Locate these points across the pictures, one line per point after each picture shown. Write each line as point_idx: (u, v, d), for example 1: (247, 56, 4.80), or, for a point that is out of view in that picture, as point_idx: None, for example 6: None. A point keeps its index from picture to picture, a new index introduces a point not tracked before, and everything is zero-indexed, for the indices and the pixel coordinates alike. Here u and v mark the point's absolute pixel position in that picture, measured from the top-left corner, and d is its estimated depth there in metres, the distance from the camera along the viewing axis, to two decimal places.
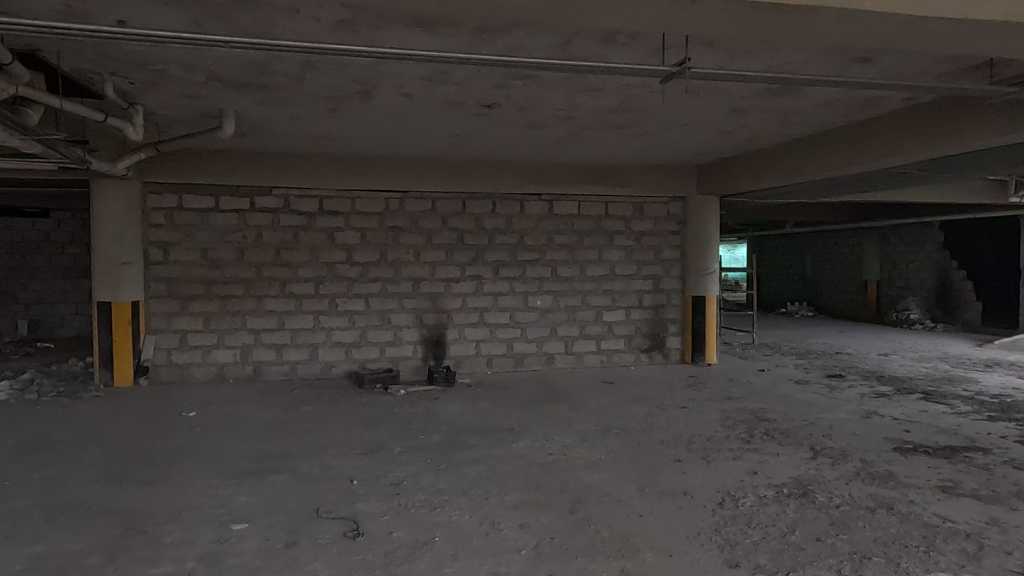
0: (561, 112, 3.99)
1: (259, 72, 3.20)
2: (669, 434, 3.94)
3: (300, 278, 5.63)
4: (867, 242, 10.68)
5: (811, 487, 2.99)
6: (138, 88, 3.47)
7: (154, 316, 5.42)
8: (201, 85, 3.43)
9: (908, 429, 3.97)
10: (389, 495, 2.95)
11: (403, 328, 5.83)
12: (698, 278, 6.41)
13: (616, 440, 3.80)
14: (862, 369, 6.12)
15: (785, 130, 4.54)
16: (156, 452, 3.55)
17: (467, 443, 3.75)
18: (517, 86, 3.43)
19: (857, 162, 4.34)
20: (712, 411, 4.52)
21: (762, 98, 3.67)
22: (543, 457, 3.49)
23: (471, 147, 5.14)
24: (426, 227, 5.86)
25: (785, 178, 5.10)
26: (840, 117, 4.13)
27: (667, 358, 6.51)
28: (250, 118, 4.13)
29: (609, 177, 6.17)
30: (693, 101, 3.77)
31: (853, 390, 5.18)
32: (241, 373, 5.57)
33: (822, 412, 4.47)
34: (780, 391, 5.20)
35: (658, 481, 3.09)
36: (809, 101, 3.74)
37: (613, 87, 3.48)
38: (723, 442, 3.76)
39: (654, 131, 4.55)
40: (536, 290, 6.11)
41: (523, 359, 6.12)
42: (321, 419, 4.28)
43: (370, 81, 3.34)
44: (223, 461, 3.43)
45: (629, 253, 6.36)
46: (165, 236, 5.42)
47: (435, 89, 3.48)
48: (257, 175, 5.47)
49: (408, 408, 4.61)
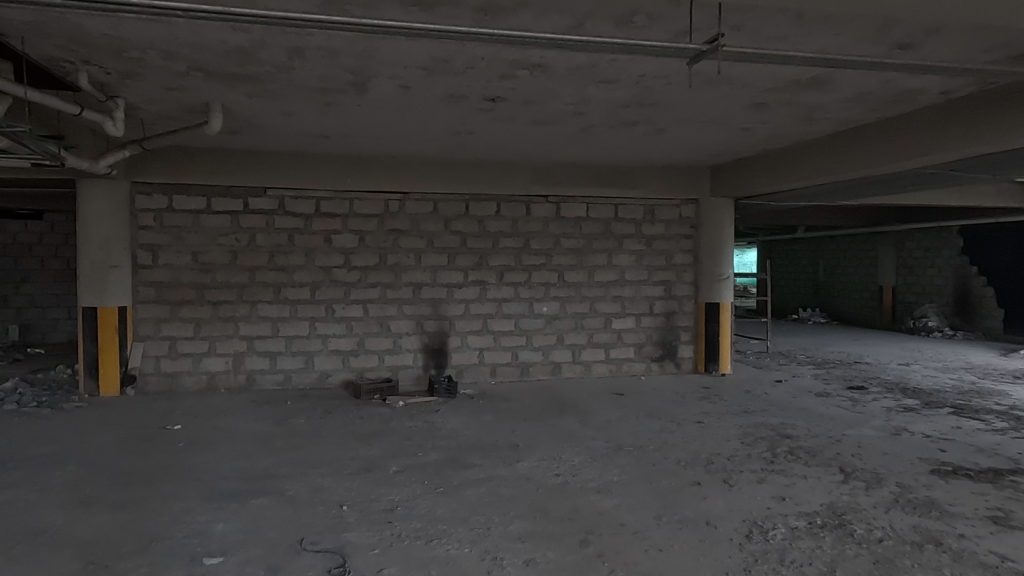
0: (570, 108, 3.73)
1: (243, 61, 2.95)
2: (685, 453, 3.66)
3: (294, 283, 5.38)
4: (882, 247, 10.39)
5: (847, 517, 2.71)
6: (116, 79, 3.23)
7: (142, 323, 5.18)
8: (184, 76, 3.19)
9: (943, 449, 3.68)
10: (381, 523, 2.68)
11: (403, 335, 5.57)
12: (711, 284, 6.14)
13: (629, 460, 3.53)
14: (885, 381, 5.82)
15: (809, 128, 4.27)
16: (133, 471, 3.30)
17: (468, 462, 3.48)
18: (524, 78, 3.18)
19: (886, 162, 4.08)
20: (730, 427, 4.23)
21: (787, 91, 3.41)
22: (551, 479, 3.22)
23: (474, 146, 4.89)
24: (427, 230, 5.61)
25: (807, 178, 4.82)
26: (869, 112, 3.85)
27: (679, 367, 6.23)
28: (239, 113, 3.88)
29: (619, 178, 5.91)
30: (712, 96, 3.52)
31: (878, 404, 4.90)
32: (233, 383, 5.32)
33: (847, 427, 4.19)
34: (800, 404, 4.91)
35: (677, 509, 2.82)
36: (838, 94, 3.47)
37: (628, 80, 3.23)
38: (744, 463, 3.48)
39: (668, 128, 4.30)
40: (542, 296, 5.85)
41: (529, 368, 5.85)
42: (314, 434, 4.03)
43: (366, 71, 3.08)
44: (205, 482, 3.17)
45: (639, 258, 6.09)
46: (154, 238, 5.18)
47: (435, 81, 3.22)
48: (250, 175, 5.23)
49: (407, 421, 4.35)
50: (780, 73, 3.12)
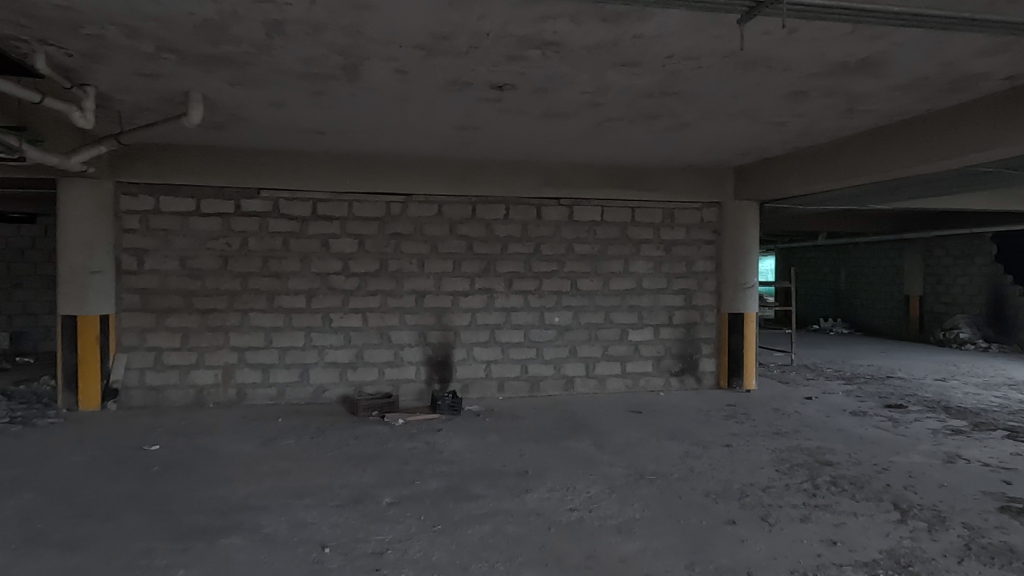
0: (586, 97, 3.36)
1: (216, 38, 2.61)
2: (714, 483, 3.26)
3: (289, 290, 5.03)
4: (909, 254, 9.95)
5: (915, 569, 2.31)
6: (80, 63, 2.90)
7: (126, 333, 4.85)
8: (153, 58, 2.84)
9: (1008, 481, 3.26)
10: (367, 571, 2.31)
11: (405, 346, 5.21)
12: (735, 293, 5.74)
13: (652, 491, 3.15)
14: (924, 398, 5.38)
15: (848, 121, 3.88)
16: (95, 502, 2.94)
17: (471, 493, 3.10)
18: (535, 59, 2.80)
19: (937, 158, 3.68)
20: (762, 451, 3.83)
21: (832, 76, 3.02)
22: (563, 516, 2.83)
23: (481, 143, 4.54)
24: (431, 234, 5.25)
25: (843, 179, 4.43)
26: (921, 102, 3.45)
27: (700, 382, 5.82)
28: (223, 104, 3.54)
29: (637, 180, 5.53)
30: (747, 82, 3.13)
31: (921, 425, 4.46)
32: (222, 397, 4.96)
33: (892, 453, 3.77)
34: (836, 425, 4.48)
35: (711, 555, 2.44)
36: (888, 81, 3.08)
37: (653, 63, 2.85)
38: (783, 496, 3.07)
39: (694, 122, 3.92)
40: (553, 305, 5.47)
41: (539, 383, 5.46)
42: (303, 457, 3.66)
43: (355, 51, 2.72)
44: (173, 516, 2.81)
45: (658, 266, 5.70)
46: (141, 242, 4.85)
47: (435, 63, 2.86)
48: (242, 175, 4.89)
49: (405, 443, 3.97)
50: (827, 54, 2.73)
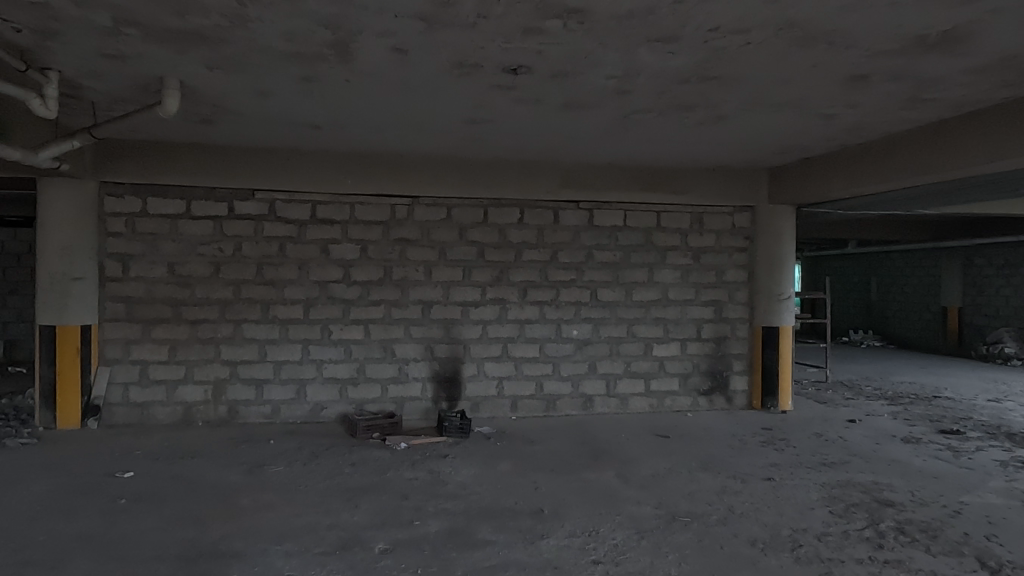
0: (613, 82, 2.94)
1: (181, 7, 2.22)
2: (760, 528, 2.80)
3: (285, 300, 4.64)
4: (947, 263, 9.40)
5: None
6: (33, 40, 2.54)
7: (110, 345, 4.48)
8: (115, 34, 2.47)
9: None
10: None
11: (410, 361, 4.80)
12: (769, 306, 5.27)
13: (688, 536, 2.71)
14: (982, 423, 4.86)
15: (908, 112, 3.42)
16: (43, 545, 2.55)
17: (476, 539, 2.67)
18: (556, 33, 2.39)
19: (1011, 155, 3.20)
20: (809, 487, 3.37)
21: (904, 54, 2.57)
22: (587, 571, 2.39)
23: (493, 139, 4.14)
24: (439, 239, 4.84)
25: (897, 179, 3.96)
26: (1000, 87, 2.99)
27: (731, 403, 5.35)
28: (205, 92, 3.17)
29: (663, 181, 5.10)
30: (801, 63, 2.70)
31: (987, 456, 3.96)
32: (212, 415, 4.57)
33: (962, 491, 3.29)
34: (890, 454, 4.00)
35: None
36: (969, 61, 2.63)
37: (693, 38, 2.42)
38: (845, 547, 2.61)
39: (732, 115, 3.49)
40: (571, 317, 5.04)
41: (555, 402, 5.03)
42: (290, 489, 3.26)
43: (345, 24, 2.33)
44: (129, 565, 2.40)
45: (685, 274, 5.25)
46: (126, 247, 4.49)
47: (438, 38, 2.45)
48: (235, 175, 4.52)
49: (407, 472, 3.55)
50: (904, 26, 2.29)
